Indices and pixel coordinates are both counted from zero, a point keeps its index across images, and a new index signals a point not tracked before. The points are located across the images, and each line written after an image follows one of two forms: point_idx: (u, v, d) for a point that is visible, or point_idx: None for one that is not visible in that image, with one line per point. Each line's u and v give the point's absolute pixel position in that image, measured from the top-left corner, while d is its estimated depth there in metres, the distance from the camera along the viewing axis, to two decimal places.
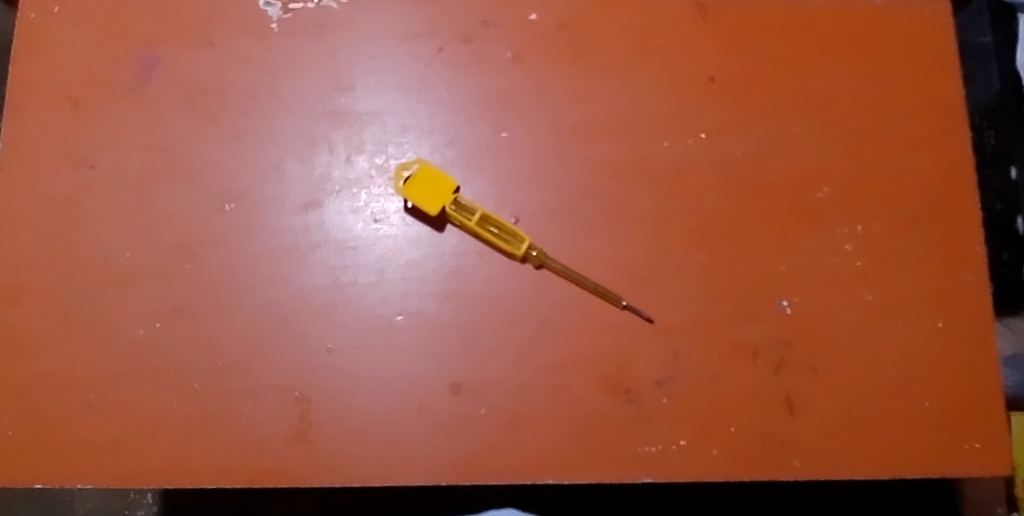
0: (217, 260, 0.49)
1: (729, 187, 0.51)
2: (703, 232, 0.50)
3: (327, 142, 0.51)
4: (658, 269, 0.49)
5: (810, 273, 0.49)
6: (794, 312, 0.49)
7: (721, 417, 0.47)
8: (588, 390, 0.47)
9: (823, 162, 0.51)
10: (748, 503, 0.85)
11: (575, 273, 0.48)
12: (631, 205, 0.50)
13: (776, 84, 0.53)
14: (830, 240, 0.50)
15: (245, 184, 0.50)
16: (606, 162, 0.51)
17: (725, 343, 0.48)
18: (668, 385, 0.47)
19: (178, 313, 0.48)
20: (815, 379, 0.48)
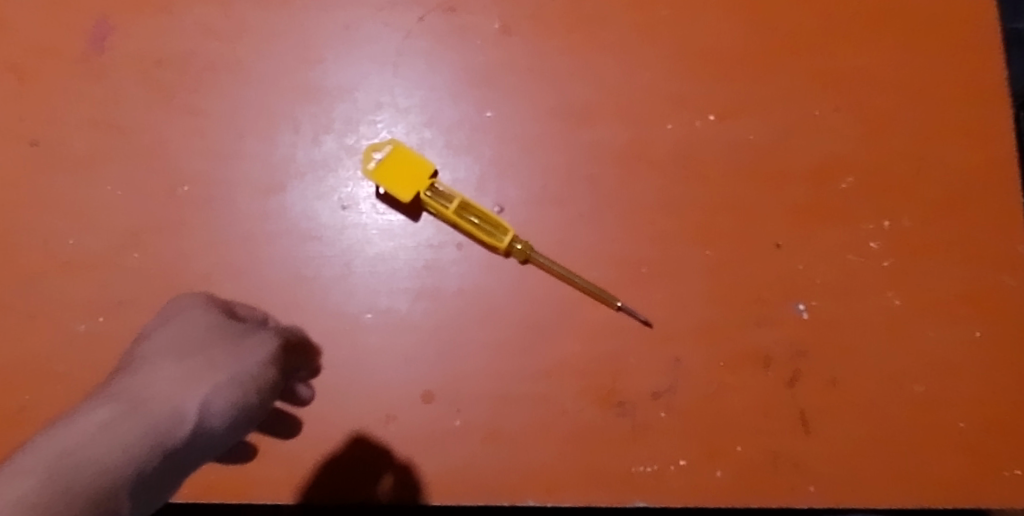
0: (167, 248, 0.44)
1: (743, 175, 0.45)
2: (710, 227, 0.44)
3: (291, 121, 0.46)
4: (659, 266, 0.43)
5: (830, 273, 0.43)
6: (810, 317, 0.43)
7: (727, 435, 0.42)
8: (577, 401, 0.42)
9: (848, 148, 0.45)
10: None
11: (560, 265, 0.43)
12: (629, 194, 0.44)
13: (796, 61, 0.47)
14: (852, 236, 0.44)
15: (201, 165, 0.45)
16: (604, 147, 0.45)
17: (734, 351, 0.43)
18: (666, 396, 0.42)
19: (122, 305, 0.43)
20: (833, 394, 0.42)
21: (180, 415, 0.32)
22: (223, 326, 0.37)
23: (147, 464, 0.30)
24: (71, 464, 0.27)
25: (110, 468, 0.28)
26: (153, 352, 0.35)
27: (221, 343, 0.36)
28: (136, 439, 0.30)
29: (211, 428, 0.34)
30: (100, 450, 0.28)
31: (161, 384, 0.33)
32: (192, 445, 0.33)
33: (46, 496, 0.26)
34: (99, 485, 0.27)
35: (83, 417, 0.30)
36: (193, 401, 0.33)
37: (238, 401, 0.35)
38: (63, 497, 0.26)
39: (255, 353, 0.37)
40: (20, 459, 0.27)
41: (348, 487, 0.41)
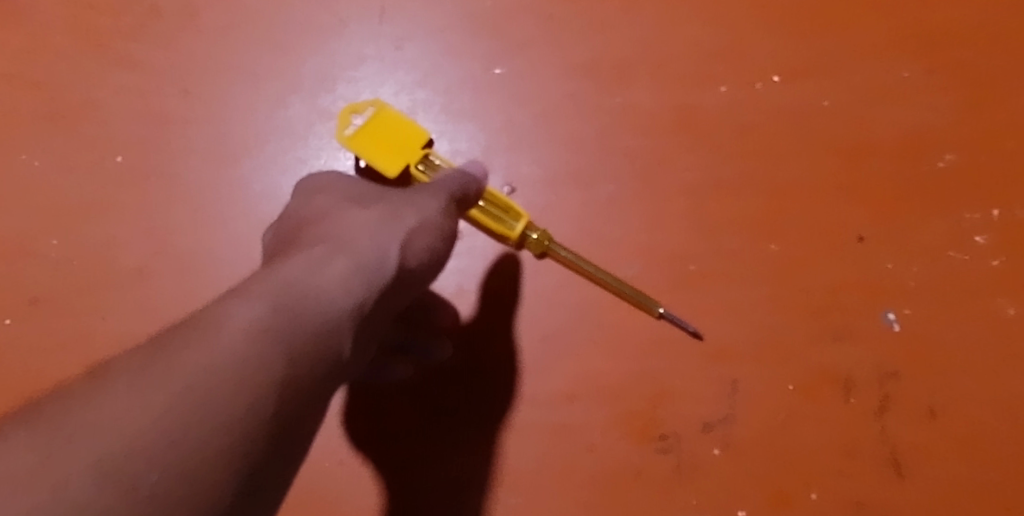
0: (95, 234, 0.35)
1: (814, 151, 0.36)
2: (775, 215, 0.35)
3: (251, 77, 0.37)
4: (710, 264, 0.34)
5: (926, 275, 0.34)
6: (902, 330, 0.34)
7: (797, 479, 0.33)
8: (607, 433, 0.33)
9: (947, 119, 0.36)
10: None
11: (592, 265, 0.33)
12: (673, 173, 0.35)
13: (884, 10, 0.37)
14: (953, 229, 0.35)
15: (138, 131, 0.36)
16: (642, 114, 0.36)
17: (805, 372, 0.34)
18: (720, 429, 0.33)
19: (37, 305, 0.35)
20: (932, 428, 0.33)
21: (384, 260, 0.24)
22: (362, 184, 0.28)
23: (367, 304, 0.23)
24: (300, 300, 0.21)
25: (337, 303, 0.22)
26: (319, 208, 0.26)
27: (386, 194, 0.27)
28: (359, 281, 0.23)
29: (410, 271, 0.26)
30: (334, 286, 0.22)
31: (338, 225, 0.25)
32: (395, 293, 0.25)
33: (263, 339, 0.19)
34: (320, 328, 0.21)
35: (310, 257, 0.23)
36: (383, 237, 0.24)
37: (438, 247, 0.27)
38: (288, 343, 0.20)
39: (433, 188, 0.27)
40: (239, 301, 0.20)
41: (386, 417, 0.34)
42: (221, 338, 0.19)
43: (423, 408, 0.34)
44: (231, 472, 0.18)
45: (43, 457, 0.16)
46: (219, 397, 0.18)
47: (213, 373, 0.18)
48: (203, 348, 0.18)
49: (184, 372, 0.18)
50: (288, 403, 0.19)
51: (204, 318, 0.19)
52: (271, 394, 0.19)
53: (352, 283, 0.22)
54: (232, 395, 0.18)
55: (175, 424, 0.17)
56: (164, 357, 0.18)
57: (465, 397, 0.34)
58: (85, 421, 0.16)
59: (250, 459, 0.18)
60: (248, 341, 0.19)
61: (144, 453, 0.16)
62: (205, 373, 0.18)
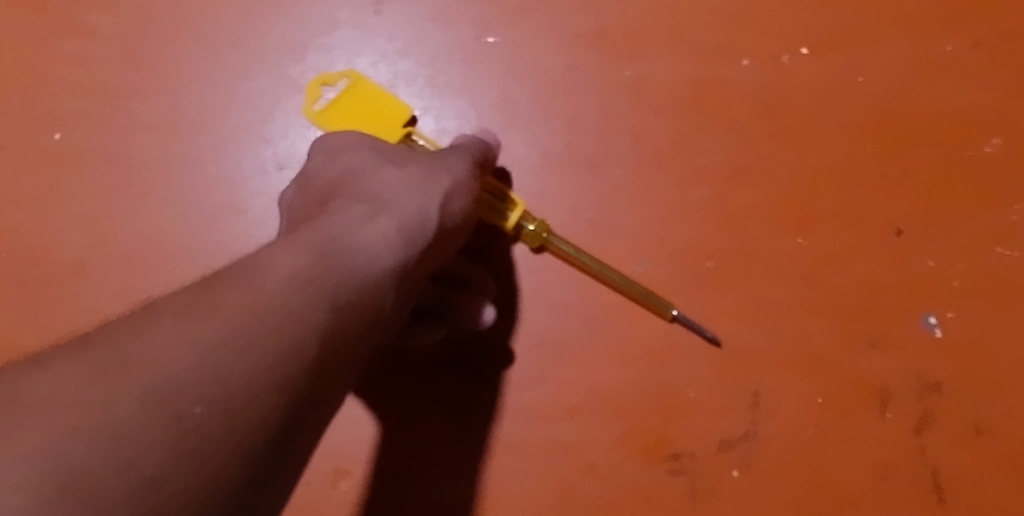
0: (30, 222, 0.31)
1: (847, 133, 0.32)
2: (803, 204, 0.31)
3: (209, 45, 0.32)
4: (730, 260, 0.30)
5: (973, 274, 0.30)
6: (946, 336, 0.30)
7: (825, 504, 0.29)
8: (613, 451, 0.29)
9: (996, 98, 0.32)
10: None
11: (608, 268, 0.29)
12: (688, 156, 0.31)
13: None
14: (1003, 222, 0.31)
15: (80, 104, 0.32)
16: (654, 89, 0.32)
17: (836, 383, 0.30)
18: (740, 447, 0.29)
19: None
20: (978, 447, 0.29)
21: (424, 221, 0.23)
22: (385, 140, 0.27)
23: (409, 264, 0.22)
24: (343, 250, 0.20)
25: (383, 260, 0.21)
26: (339, 160, 0.25)
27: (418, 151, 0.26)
28: (401, 240, 0.22)
29: (447, 231, 0.24)
30: (376, 244, 0.21)
31: (373, 183, 0.23)
32: (431, 262, 0.24)
33: (311, 289, 0.18)
34: (366, 282, 0.20)
35: (346, 213, 0.22)
36: (423, 196, 0.23)
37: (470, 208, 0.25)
38: (336, 292, 0.18)
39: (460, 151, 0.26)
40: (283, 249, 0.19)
41: (410, 402, 0.30)
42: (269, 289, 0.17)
43: (434, 371, 0.30)
44: (272, 429, 0.16)
45: (81, 389, 0.14)
46: (266, 343, 0.16)
47: (263, 317, 0.17)
48: (251, 295, 0.17)
49: (229, 313, 0.16)
50: (333, 360, 0.18)
51: (246, 265, 0.18)
52: (317, 346, 0.17)
53: (394, 241, 0.21)
54: (281, 339, 0.17)
55: (222, 368, 0.15)
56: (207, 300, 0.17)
57: (481, 381, 0.30)
58: (125, 353, 0.15)
59: (294, 414, 0.17)
60: (298, 289, 0.18)
61: (190, 397, 0.15)
62: (254, 314, 0.17)
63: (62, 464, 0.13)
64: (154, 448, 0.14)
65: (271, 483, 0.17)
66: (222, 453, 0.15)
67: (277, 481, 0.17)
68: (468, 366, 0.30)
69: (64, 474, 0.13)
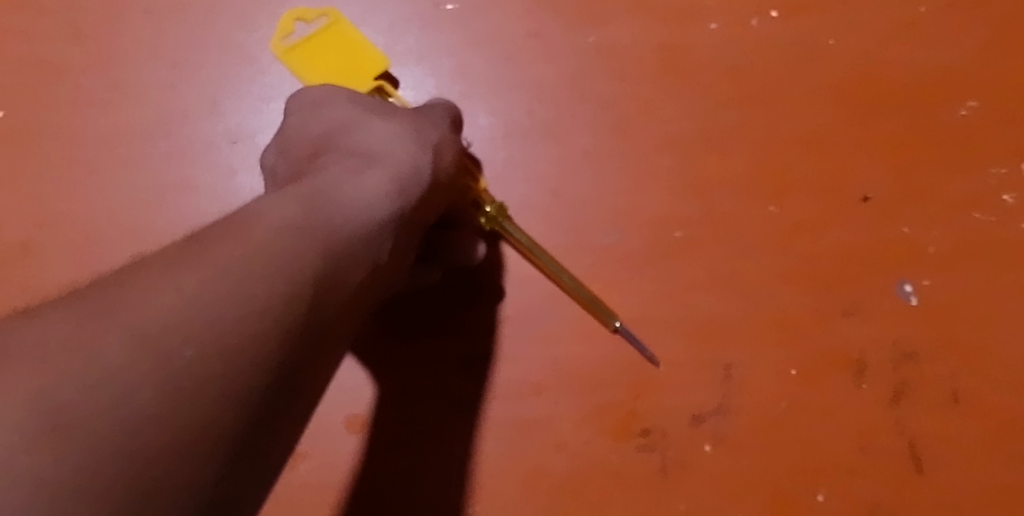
0: None
1: (819, 98, 0.31)
2: (774, 171, 0.30)
3: (157, 18, 0.31)
4: (700, 230, 0.30)
5: (949, 240, 0.30)
6: (922, 304, 0.29)
7: (801, 478, 0.28)
8: (581, 428, 0.28)
9: (969, 60, 0.31)
10: None
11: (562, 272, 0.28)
12: (655, 124, 0.30)
13: None
14: (979, 186, 0.30)
15: (24, 80, 0.31)
16: (619, 56, 0.31)
17: (810, 353, 0.29)
18: (712, 421, 0.28)
19: None
20: (956, 417, 0.29)
21: (417, 172, 0.22)
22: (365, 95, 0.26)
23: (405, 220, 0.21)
24: (334, 203, 0.19)
25: (376, 213, 0.20)
26: (319, 111, 0.24)
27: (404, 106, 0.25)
28: (399, 193, 0.21)
29: (439, 187, 0.24)
30: (372, 196, 0.20)
31: (360, 138, 0.22)
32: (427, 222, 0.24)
33: (304, 238, 0.17)
34: (355, 236, 0.19)
35: (338, 167, 0.21)
36: (414, 146, 0.23)
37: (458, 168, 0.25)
38: (332, 242, 0.18)
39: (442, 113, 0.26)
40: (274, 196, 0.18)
41: (408, 368, 0.29)
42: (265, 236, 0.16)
43: (430, 344, 0.29)
44: (268, 378, 0.16)
45: (65, 335, 0.13)
46: (259, 290, 0.16)
47: (262, 265, 0.16)
48: (247, 243, 0.16)
49: (219, 262, 0.15)
50: (326, 309, 0.18)
51: (240, 213, 0.17)
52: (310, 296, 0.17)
53: (390, 193, 0.21)
54: (276, 287, 0.16)
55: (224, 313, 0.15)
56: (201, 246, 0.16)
57: (477, 356, 0.29)
58: (113, 301, 0.14)
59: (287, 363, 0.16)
60: (292, 238, 0.17)
61: (187, 342, 0.14)
62: (247, 262, 0.16)
63: (55, 405, 0.12)
64: (157, 390, 0.13)
65: (267, 435, 0.17)
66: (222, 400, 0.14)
67: (274, 432, 0.17)
68: (456, 317, 0.29)
69: (49, 427, 0.12)
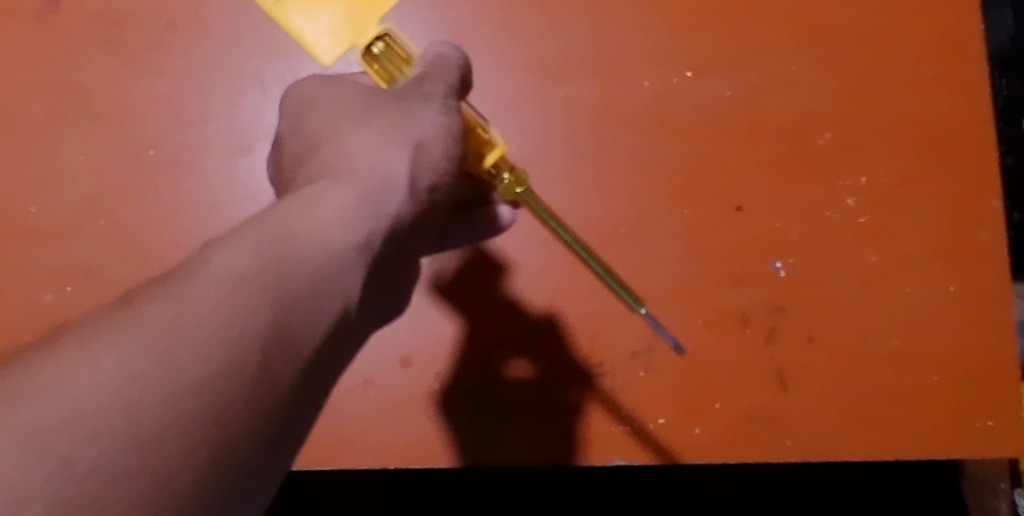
0: (134, 214, 0.43)
1: (720, 133, 0.44)
2: (688, 185, 0.44)
3: (259, 82, 0.45)
4: (637, 226, 0.43)
5: (808, 230, 0.43)
6: (788, 275, 0.43)
7: (704, 393, 0.42)
8: (557, 362, 0.42)
9: (825, 105, 0.45)
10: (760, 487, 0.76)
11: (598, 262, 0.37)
12: (606, 154, 0.44)
13: (774, 16, 0.45)
14: (829, 193, 0.44)
15: (166, 127, 0.44)
16: (581, 106, 0.44)
17: (711, 309, 0.43)
18: (646, 355, 0.42)
19: (90, 275, 0.42)
20: (810, 350, 0.42)
21: (389, 181, 0.28)
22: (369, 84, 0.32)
23: (371, 233, 0.26)
24: (276, 248, 0.23)
25: (321, 246, 0.24)
26: (334, 112, 0.31)
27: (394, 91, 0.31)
28: (362, 210, 0.26)
29: (416, 200, 0.30)
30: (326, 220, 0.25)
31: (351, 141, 0.29)
32: (418, 209, 0.30)
33: (245, 286, 0.22)
34: (304, 267, 0.24)
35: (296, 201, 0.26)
36: (376, 172, 0.28)
37: (433, 176, 0.30)
38: (269, 288, 0.22)
39: (432, 94, 0.32)
40: (243, 230, 0.24)
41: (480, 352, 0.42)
42: (203, 289, 0.21)
43: (490, 336, 0.43)
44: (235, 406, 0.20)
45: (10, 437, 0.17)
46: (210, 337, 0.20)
47: (194, 319, 0.20)
48: (186, 302, 0.21)
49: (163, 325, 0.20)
50: (301, 330, 0.23)
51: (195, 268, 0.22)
52: (246, 339, 0.21)
53: (341, 224, 0.25)
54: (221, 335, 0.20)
55: (172, 359, 0.19)
56: (154, 304, 0.21)
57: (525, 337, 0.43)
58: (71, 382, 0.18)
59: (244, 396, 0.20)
60: (232, 283, 0.22)
61: (124, 399, 0.18)
62: (184, 326, 0.20)
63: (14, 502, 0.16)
64: (87, 463, 0.17)
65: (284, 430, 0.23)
66: (177, 435, 0.19)
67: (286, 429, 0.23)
68: (507, 313, 0.43)
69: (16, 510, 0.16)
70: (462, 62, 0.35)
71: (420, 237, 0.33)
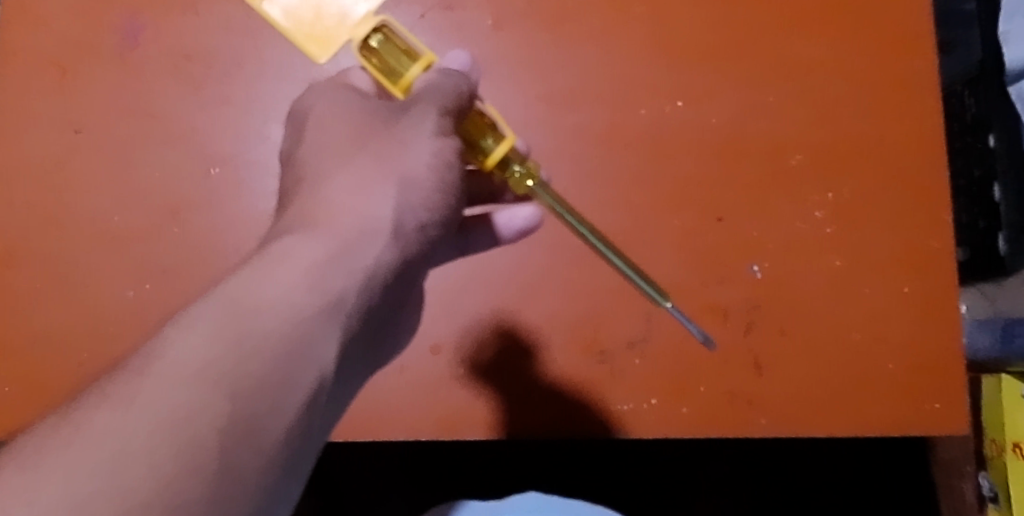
0: (203, 223, 0.51)
1: (706, 154, 0.51)
2: (678, 199, 0.51)
3: None
4: (633, 234, 0.50)
5: (781, 238, 0.50)
6: (764, 277, 0.50)
7: (691, 378, 0.49)
8: (564, 351, 0.49)
9: (798, 130, 0.51)
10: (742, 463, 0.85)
11: (628, 259, 0.40)
12: (608, 171, 0.51)
13: (754, 52, 0.52)
14: (800, 206, 0.51)
15: (230, 149, 0.52)
16: (586, 130, 0.51)
17: (697, 306, 0.50)
18: (641, 345, 0.49)
19: (166, 274, 0.50)
20: (782, 342, 0.50)
21: (367, 227, 0.31)
22: (366, 116, 0.35)
23: (341, 286, 0.30)
24: (243, 311, 0.27)
25: (288, 301, 0.28)
26: (323, 155, 0.34)
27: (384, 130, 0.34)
28: (331, 267, 0.30)
29: (402, 241, 0.32)
30: (294, 277, 0.29)
31: (335, 186, 0.32)
32: (406, 246, 0.33)
33: (215, 350, 0.26)
34: (270, 323, 0.27)
35: (267, 259, 0.30)
36: (354, 217, 0.31)
37: (416, 215, 0.33)
38: (235, 348, 0.26)
39: (422, 129, 0.33)
40: (207, 308, 0.27)
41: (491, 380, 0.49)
42: (174, 373, 0.25)
43: (495, 367, 0.49)
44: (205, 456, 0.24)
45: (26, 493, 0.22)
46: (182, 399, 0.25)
47: (166, 384, 0.25)
48: (159, 386, 0.25)
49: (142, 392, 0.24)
50: (267, 381, 0.27)
51: (174, 337, 0.26)
52: (219, 402, 0.25)
53: (308, 285, 0.29)
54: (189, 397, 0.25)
55: (154, 425, 0.24)
56: (132, 388, 0.25)
57: (522, 366, 0.49)
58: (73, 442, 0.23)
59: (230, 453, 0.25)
60: (205, 349, 0.26)
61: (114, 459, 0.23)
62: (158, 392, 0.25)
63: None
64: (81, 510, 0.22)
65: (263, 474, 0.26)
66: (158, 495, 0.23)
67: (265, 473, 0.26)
68: (505, 347, 0.49)
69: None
70: (469, 88, 0.36)
71: (418, 268, 0.36)
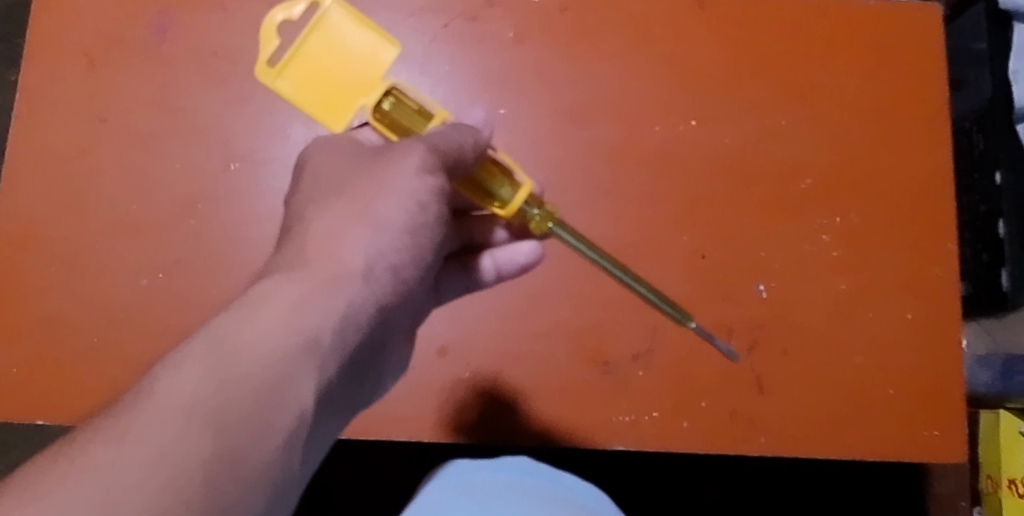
0: (219, 216, 0.52)
1: (717, 173, 0.52)
2: (688, 216, 0.51)
3: None
4: (643, 248, 0.51)
5: (788, 260, 0.51)
6: (770, 296, 0.51)
7: (693, 392, 0.50)
8: (569, 359, 0.50)
9: (808, 155, 0.52)
10: (737, 486, 0.84)
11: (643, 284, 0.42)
12: (620, 186, 0.52)
13: (769, 77, 0.53)
14: (808, 229, 0.51)
15: (250, 146, 0.53)
16: (601, 143, 0.52)
17: (702, 322, 0.50)
18: (645, 358, 0.50)
19: (180, 265, 0.51)
20: (784, 362, 0.50)
21: (344, 269, 0.30)
22: (358, 158, 0.34)
23: (320, 325, 0.28)
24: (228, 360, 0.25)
25: (272, 346, 0.26)
26: (310, 198, 0.33)
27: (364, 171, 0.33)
28: (310, 307, 0.28)
29: (377, 283, 0.31)
30: (280, 323, 0.27)
31: (315, 224, 0.31)
32: (378, 290, 0.31)
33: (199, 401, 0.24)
34: (256, 370, 0.26)
35: (246, 304, 0.28)
36: (337, 262, 0.30)
37: (391, 259, 0.32)
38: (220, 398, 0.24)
39: (406, 166, 0.32)
40: (195, 348, 0.26)
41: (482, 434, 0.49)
42: (164, 411, 0.23)
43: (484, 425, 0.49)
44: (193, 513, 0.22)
45: None
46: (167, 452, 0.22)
47: (149, 439, 0.23)
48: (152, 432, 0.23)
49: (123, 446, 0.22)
50: (253, 428, 0.25)
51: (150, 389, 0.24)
52: (205, 452, 0.23)
53: (286, 324, 0.27)
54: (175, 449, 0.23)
55: (141, 480, 0.22)
56: (119, 426, 0.23)
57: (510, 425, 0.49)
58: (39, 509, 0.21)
59: (217, 497, 0.23)
60: (185, 399, 0.24)
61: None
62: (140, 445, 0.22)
63: None
64: None
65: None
66: None
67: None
68: (495, 408, 0.49)
69: None
70: (475, 146, 0.34)
71: (392, 317, 0.34)
